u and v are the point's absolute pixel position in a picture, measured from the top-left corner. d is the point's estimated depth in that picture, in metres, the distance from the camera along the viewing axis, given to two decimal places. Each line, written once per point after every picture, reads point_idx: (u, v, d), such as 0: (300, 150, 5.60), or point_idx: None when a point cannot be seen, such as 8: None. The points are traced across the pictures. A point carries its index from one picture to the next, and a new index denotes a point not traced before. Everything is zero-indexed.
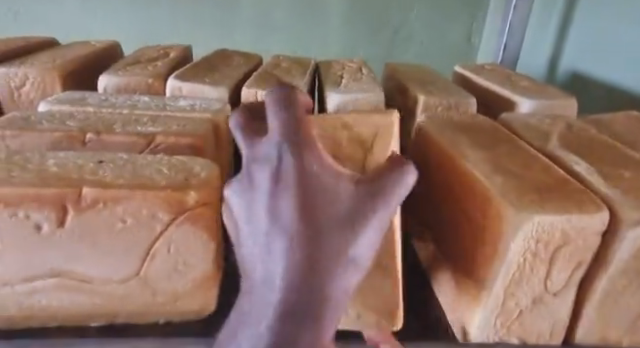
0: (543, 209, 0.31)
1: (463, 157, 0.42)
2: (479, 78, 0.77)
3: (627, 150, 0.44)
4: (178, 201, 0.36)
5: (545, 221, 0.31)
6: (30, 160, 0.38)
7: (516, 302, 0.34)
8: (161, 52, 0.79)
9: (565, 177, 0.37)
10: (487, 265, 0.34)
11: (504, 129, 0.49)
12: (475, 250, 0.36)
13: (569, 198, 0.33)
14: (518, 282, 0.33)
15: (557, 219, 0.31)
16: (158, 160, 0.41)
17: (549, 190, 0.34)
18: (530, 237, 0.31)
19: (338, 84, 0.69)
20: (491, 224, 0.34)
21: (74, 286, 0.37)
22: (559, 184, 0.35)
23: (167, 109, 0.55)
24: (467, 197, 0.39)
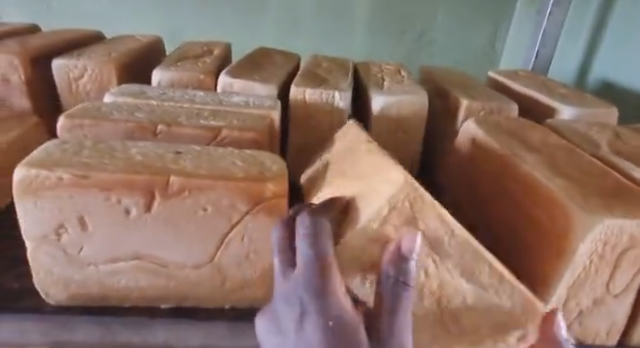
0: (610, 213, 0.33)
1: (520, 160, 0.44)
2: (516, 83, 0.79)
3: None
4: (256, 192, 0.38)
5: (615, 224, 0.32)
6: (114, 148, 0.40)
7: (577, 302, 0.36)
8: (205, 48, 0.81)
9: (624, 182, 0.39)
10: (550, 265, 0.36)
11: (554, 134, 0.51)
12: (536, 249, 0.38)
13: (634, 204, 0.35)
14: (582, 283, 0.35)
15: (626, 222, 0.33)
16: (230, 153, 0.42)
17: (613, 195, 0.36)
18: (599, 239, 0.33)
19: (381, 85, 0.71)
20: (556, 225, 0.36)
21: (151, 269, 0.40)
22: (621, 190, 0.37)
23: (223, 104, 0.57)
24: (525, 198, 0.41)
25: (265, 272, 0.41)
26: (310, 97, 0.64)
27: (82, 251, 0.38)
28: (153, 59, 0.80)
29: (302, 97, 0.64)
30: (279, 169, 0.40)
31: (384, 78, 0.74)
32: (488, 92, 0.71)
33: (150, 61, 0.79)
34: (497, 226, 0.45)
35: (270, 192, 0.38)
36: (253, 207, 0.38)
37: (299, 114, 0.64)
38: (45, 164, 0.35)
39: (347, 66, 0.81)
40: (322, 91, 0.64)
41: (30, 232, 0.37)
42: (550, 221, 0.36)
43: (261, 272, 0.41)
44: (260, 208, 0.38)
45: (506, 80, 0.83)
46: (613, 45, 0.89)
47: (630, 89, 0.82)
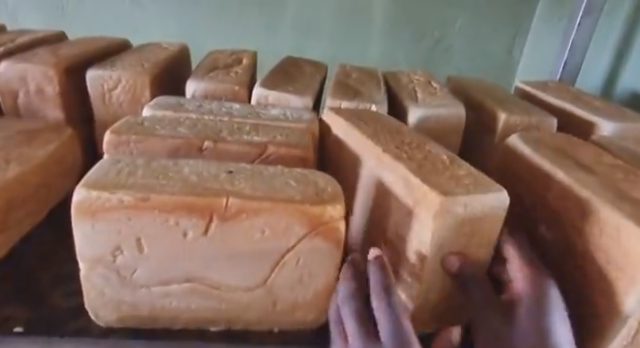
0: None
1: (577, 181, 0.43)
2: (547, 95, 0.78)
3: None
4: (316, 215, 0.37)
5: None
6: (167, 167, 0.39)
7: None
8: (233, 57, 0.80)
9: None
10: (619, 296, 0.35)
11: (604, 153, 0.50)
12: (600, 275, 0.37)
13: None
14: None
15: None
16: (281, 172, 0.42)
17: None
18: None
19: (415, 97, 0.70)
20: (624, 253, 0.35)
21: (203, 291, 0.39)
22: None
23: (262, 118, 0.56)
24: (585, 221, 0.39)
25: (318, 295, 0.40)
26: None
27: (135, 273, 0.37)
28: (180, 68, 0.79)
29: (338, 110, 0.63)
30: (334, 190, 0.40)
31: (416, 90, 0.73)
32: (523, 105, 0.70)
33: (178, 69, 0.78)
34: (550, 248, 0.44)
35: (329, 215, 0.37)
36: (310, 230, 0.37)
37: None
38: (104, 186, 0.34)
39: (377, 77, 0.80)
40: (359, 103, 0.64)
41: (84, 254, 0.36)
42: (617, 248, 0.35)
43: (314, 295, 0.40)
44: (319, 231, 0.37)
45: (535, 91, 0.82)
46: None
47: None
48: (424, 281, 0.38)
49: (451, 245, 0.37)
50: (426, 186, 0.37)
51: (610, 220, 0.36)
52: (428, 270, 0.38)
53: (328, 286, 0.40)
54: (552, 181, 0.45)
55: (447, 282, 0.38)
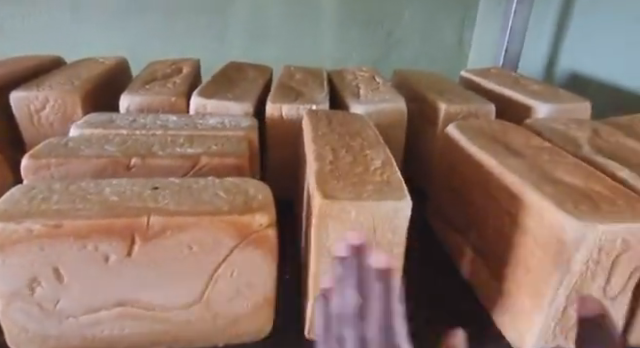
0: (603, 217, 0.33)
1: (507, 166, 0.43)
2: (490, 83, 0.79)
3: None
4: (245, 225, 0.36)
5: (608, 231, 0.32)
6: (87, 189, 0.37)
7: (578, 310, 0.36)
8: (173, 67, 0.78)
9: (612, 184, 0.39)
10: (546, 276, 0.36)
11: (536, 136, 0.51)
12: (530, 257, 0.38)
13: (624, 208, 0.35)
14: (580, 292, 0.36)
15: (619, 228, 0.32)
16: (211, 183, 0.41)
17: (602, 199, 0.36)
18: (595, 246, 0.32)
19: (357, 94, 0.70)
20: (545, 235, 0.35)
21: (137, 314, 0.37)
22: (610, 192, 0.37)
23: (199, 128, 0.55)
24: (515, 205, 0.40)
25: (258, 305, 0.39)
26: (287, 113, 0.62)
27: (58, 305, 0.35)
28: (118, 82, 0.76)
29: (279, 113, 0.62)
30: (265, 197, 0.39)
31: (359, 87, 0.73)
32: (464, 93, 0.71)
33: (116, 84, 0.75)
34: (490, 235, 0.45)
35: (258, 224, 0.36)
36: (239, 240, 0.36)
37: (277, 132, 0.62)
38: (12, 216, 0.32)
39: (321, 77, 0.79)
40: (300, 106, 0.62)
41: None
42: (541, 229, 0.36)
43: (254, 305, 0.39)
44: (250, 241, 0.37)
45: (480, 79, 0.83)
46: (581, 35, 0.90)
47: (603, 80, 0.84)
48: None
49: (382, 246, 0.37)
50: (325, 190, 0.37)
51: (533, 202, 0.37)
52: None
53: (267, 295, 0.39)
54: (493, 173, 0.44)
55: None
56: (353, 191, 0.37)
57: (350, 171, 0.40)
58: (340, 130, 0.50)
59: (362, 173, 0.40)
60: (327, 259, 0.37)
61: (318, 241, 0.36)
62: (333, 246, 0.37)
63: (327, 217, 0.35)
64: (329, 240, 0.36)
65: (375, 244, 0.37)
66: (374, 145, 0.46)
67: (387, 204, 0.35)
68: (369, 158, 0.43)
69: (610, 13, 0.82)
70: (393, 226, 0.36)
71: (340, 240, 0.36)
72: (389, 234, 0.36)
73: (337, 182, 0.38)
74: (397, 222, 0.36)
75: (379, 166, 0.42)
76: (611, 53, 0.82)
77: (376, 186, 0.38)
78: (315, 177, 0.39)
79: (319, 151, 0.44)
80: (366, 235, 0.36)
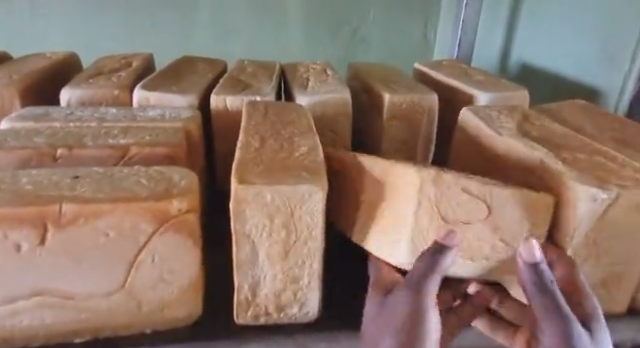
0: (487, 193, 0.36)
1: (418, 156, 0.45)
2: (439, 73, 0.80)
3: (580, 137, 0.48)
4: (162, 210, 0.36)
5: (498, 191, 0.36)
6: (2, 179, 0.37)
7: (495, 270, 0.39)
8: (123, 61, 0.77)
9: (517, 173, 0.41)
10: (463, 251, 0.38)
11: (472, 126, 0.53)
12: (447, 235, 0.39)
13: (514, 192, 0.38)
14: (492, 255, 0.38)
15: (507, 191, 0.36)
16: (136, 172, 0.41)
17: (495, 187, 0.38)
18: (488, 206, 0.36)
19: (305, 86, 0.70)
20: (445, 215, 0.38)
21: (56, 303, 0.37)
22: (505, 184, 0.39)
23: (136, 120, 0.54)
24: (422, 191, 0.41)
25: (183, 290, 0.39)
26: (232, 105, 0.62)
27: None
28: (66, 77, 0.75)
29: (223, 105, 0.62)
30: (188, 183, 0.39)
31: (309, 79, 0.74)
32: (411, 84, 0.73)
33: (63, 79, 0.74)
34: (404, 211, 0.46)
35: (176, 209, 0.37)
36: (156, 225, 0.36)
37: (221, 124, 0.62)
38: None
39: (273, 70, 0.80)
40: (243, 97, 0.62)
41: None
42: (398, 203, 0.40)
43: (179, 291, 0.39)
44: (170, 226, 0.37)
45: (429, 70, 0.84)
46: (529, 27, 0.93)
47: (548, 71, 0.86)
48: (285, 262, 0.39)
49: (300, 228, 0.37)
50: (242, 175, 0.37)
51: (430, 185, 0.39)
52: (286, 251, 0.38)
53: (192, 281, 0.39)
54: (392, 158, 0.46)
55: (307, 261, 0.39)
56: (271, 175, 0.37)
57: (274, 157, 0.41)
58: (275, 120, 0.51)
59: (285, 158, 0.41)
60: (247, 243, 0.38)
61: (237, 225, 0.37)
62: (251, 230, 0.37)
63: (243, 201, 0.36)
64: (248, 223, 0.37)
65: (292, 226, 0.37)
66: (304, 135, 0.47)
67: (300, 186, 0.36)
68: (297, 146, 0.44)
69: (556, 7, 0.84)
70: (308, 209, 0.37)
71: (259, 223, 0.37)
72: (306, 217, 0.37)
73: (256, 167, 0.39)
74: (311, 205, 0.37)
75: (303, 152, 0.42)
76: (556, 45, 0.84)
77: (295, 171, 0.38)
78: (236, 163, 0.40)
79: (246, 141, 0.45)
80: (283, 217, 0.37)
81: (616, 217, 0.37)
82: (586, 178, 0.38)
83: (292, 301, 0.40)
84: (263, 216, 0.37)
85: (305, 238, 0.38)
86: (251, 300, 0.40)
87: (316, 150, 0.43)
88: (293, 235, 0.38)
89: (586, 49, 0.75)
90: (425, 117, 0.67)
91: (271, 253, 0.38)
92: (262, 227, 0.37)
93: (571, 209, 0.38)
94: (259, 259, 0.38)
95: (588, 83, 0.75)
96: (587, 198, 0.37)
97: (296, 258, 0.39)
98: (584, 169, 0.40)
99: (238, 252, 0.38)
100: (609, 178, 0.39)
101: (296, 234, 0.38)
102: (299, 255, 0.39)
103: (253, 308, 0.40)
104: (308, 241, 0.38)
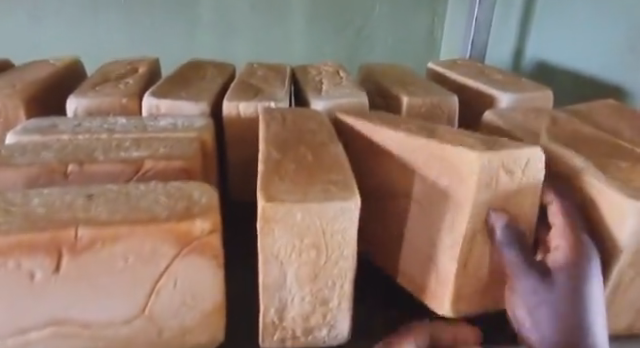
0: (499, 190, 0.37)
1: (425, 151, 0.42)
2: (454, 73, 0.78)
3: (618, 142, 0.45)
4: (185, 233, 0.34)
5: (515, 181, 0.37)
6: (12, 201, 0.35)
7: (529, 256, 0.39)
8: (128, 67, 0.74)
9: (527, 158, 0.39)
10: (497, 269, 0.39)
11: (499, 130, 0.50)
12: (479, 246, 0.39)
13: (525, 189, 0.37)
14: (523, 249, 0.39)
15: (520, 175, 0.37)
16: (153, 189, 0.38)
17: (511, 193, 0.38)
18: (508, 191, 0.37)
19: (319, 89, 0.67)
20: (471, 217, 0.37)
21: (73, 333, 0.35)
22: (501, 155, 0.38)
23: (148, 131, 0.52)
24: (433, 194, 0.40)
25: (206, 315, 0.37)
26: (245, 111, 0.59)
27: None
28: (70, 85, 0.73)
29: (236, 112, 0.59)
30: (209, 201, 0.37)
31: (322, 82, 0.71)
32: (427, 86, 0.70)
33: (67, 86, 0.72)
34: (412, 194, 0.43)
35: (200, 230, 0.34)
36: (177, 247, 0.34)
37: (235, 132, 0.60)
38: None
39: (284, 73, 0.77)
40: (257, 103, 0.60)
41: None
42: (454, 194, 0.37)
43: (202, 316, 0.37)
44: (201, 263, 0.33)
45: (444, 70, 0.81)
46: (544, 23, 0.91)
47: (568, 69, 0.83)
48: (314, 283, 0.36)
49: (330, 248, 0.35)
50: (267, 192, 0.34)
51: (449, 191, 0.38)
52: (316, 273, 0.36)
53: (216, 305, 0.37)
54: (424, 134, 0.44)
55: (338, 282, 0.36)
56: (299, 192, 0.35)
57: (299, 170, 0.39)
58: (294, 128, 0.49)
59: (311, 171, 0.39)
60: (274, 265, 0.35)
61: (264, 246, 0.34)
62: (278, 251, 0.35)
63: (272, 221, 0.33)
64: (276, 245, 0.34)
65: (323, 245, 0.35)
66: (327, 145, 0.45)
67: (331, 202, 0.33)
68: (321, 157, 0.41)
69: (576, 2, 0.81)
70: (340, 228, 0.34)
71: (287, 243, 0.34)
72: (338, 235, 0.35)
73: (282, 182, 0.36)
74: (344, 223, 0.34)
75: (328, 164, 0.40)
76: (577, 42, 0.81)
77: (324, 186, 0.36)
78: (259, 177, 0.37)
79: (266, 152, 0.42)
80: (312, 236, 0.34)
81: None
82: (635, 189, 0.36)
83: (321, 323, 0.38)
84: (292, 236, 0.34)
85: (335, 259, 0.35)
86: (278, 323, 0.37)
87: (341, 163, 0.41)
88: (324, 255, 0.35)
89: (608, 47, 0.73)
90: (445, 120, 0.64)
91: (300, 275, 0.36)
92: (289, 249, 0.34)
93: (617, 223, 0.35)
94: (287, 281, 0.36)
95: (610, 83, 0.73)
96: (635, 215, 0.34)
97: (326, 279, 0.36)
98: (630, 178, 0.38)
99: (265, 274, 0.35)
100: None
101: (327, 254, 0.35)
102: (329, 276, 0.36)
103: (281, 331, 0.38)
104: (339, 260, 0.36)
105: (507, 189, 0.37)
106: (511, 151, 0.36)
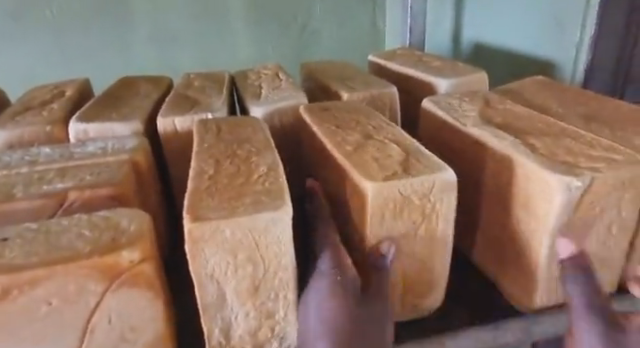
0: (383, 212, 0.36)
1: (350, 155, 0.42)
2: (393, 63, 0.78)
3: (550, 119, 0.46)
4: (111, 266, 0.31)
5: (406, 199, 0.36)
6: None
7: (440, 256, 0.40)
8: (55, 91, 0.70)
9: (434, 162, 0.39)
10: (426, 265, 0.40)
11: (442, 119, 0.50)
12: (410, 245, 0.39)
13: (415, 204, 0.37)
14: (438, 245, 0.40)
15: (411, 197, 0.36)
16: (76, 222, 0.36)
17: (403, 208, 0.37)
18: (395, 204, 0.36)
19: (259, 94, 0.66)
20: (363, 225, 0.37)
21: None
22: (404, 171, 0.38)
23: (74, 158, 0.49)
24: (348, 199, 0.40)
25: None
26: (182, 126, 0.57)
27: None
28: None
29: (172, 127, 0.57)
30: (139, 227, 0.35)
31: (262, 86, 0.70)
32: (368, 80, 0.70)
33: None
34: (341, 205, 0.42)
35: (127, 262, 0.32)
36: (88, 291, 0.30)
37: (172, 147, 0.57)
38: None
39: (222, 81, 0.75)
40: (194, 116, 0.57)
41: None
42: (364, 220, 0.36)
43: None
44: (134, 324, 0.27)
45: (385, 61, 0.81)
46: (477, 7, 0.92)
47: (502, 49, 0.86)
48: (256, 298, 0.35)
49: (265, 260, 0.34)
50: (196, 212, 0.33)
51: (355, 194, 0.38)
52: (256, 286, 0.34)
53: (159, 334, 0.35)
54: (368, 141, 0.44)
55: (282, 293, 0.35)
56: (228, 207, 0.33)
57: (231, 183, 0.37)
58: (229, 139, 0.47)
59: (244, 183, 0.37)
60: (211, 284, 0.34)
61: (197, 267, 0.33)
62: (214, 270, 0.33)
63: (201, 241, 0.32)
64: (209, 264, 0.33)
65: (259, 258, 0.33)
66: (263, 153, 0.43)
67: (260, 215, 0.32)
68: (258, 168, 0.40)
69: None
70: (274, 238, 0.33)
71: (221, 261, 0.33)
72: (273, 246, 0.33)
73: (211, 200, 0.34)
74: (278, 232, 0.33)
75: (263, 173, 0.39)
76: (508, 21, 0.83)
77: (255, 198, 0.34)
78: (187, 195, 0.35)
79: (198, 168, 0.40)
80: (245, 250, 0.33)
81: (597, 199, 0.36)
82: (561, 163, 0.37)
83: (271, 337, 0.37)
84: (226, 252, 0.33)
85: (274, 270, 0.34)
86: (226, 344, 0.36)
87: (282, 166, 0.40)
88: (262, 269, 0.34)
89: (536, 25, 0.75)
90: (387, 112, 0.64)
91: (241, 291, 0.34)
92: (223, 267, 0.33)
93: (547, 197, 0.36)
94: (227, 299, 0.34)
95: (541, 59, 0.76)
96: (564, 191, 0.35)
97: (269, 291, 0.35)
98: (556, 153, 0.39)
99: (203, 295, 0.34)
100: (584, 160, 0.37)
101: (265, 266, 0.34)
102: (271, 288, 0.35)
103: None
104: (278, 271, 0.34)
105: (403, 201, 0.36)
106: (402, 182, 0.35)
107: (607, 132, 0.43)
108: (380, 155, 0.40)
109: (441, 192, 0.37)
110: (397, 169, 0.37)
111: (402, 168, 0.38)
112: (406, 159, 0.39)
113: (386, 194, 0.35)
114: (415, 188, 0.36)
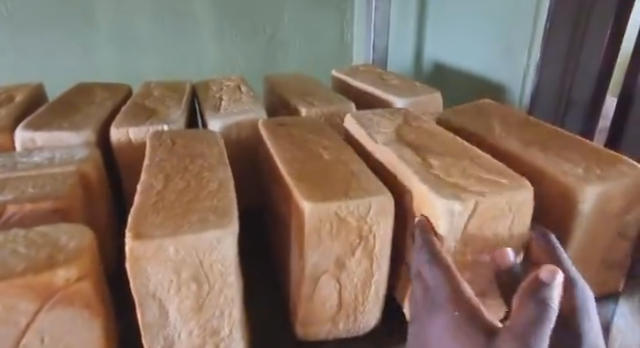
0: (320, 233, 0.36)
1: (296, 169, 0.42)
2: (354, 80, 0.79)
3: (464, 143, 0.49)
4: (45, 284, 0.30)
5: (344, 219, 0.36)
6: None
7: (382, 279, 0.41)
8: (3, 95, 0.67)
9: (372, 183, 0.39)
10: (374, 286, 0.41)
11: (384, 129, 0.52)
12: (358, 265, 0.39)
13: (350, 228, 0.37)
14: (381, 267, 0.40)
15: (349, 218, 0.37)
16: (11, 237, 0.34)
17: (339, 230, 0.37)
18: (335, 222, 0.36)
19: (218, 106, 0.66)
20: (302, 242, 0.37)
21: None
22: (346, 187, 0.38)
23: (17, 168, 0.47)
24: (290, 213, 0.40)
25: None
26: (136, 137, 0.56)
27: None
28: None
29: (126, 138, 0.56)
30: (78, 243, 0.34)
31: (222, 98, 0.70)
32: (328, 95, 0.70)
33: None
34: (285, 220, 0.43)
35: (63, 280, 0.31)
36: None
37: (124, 158, 0.56)
38: None
39: (183, 91, 0.74)
40: (149, 127, 0.57)
41: None
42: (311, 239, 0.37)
43: None
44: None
45: (345, 75, 0.83)
46: (438, 28, 0.95)
47: (459, 70, 0.89)
48: (200, 315, 0.35)
49: (210, 277, 0.33)
50: (138, 229, 0.32)
51: (295, 210, 0.38)
52: (200, 304, 0.34)
53: None
54: (316, 159, 0.45)
55: (226, 310, 0.35)
56: (172, 225, 0.33)
57: (178, 199, 0.37)
58: (181, 153, 0.47)
59: (191, 199, 0.37)
60: (153, 303, 0.33)
61: (137, 285, 0.32)
62: (157, 288, 0.33)
63: (145, 259, 0.31)
64: (150, 283, 0.32)
65: (205, 275, 0.33)
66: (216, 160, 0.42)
67: (202, 233, 0.32)
68: (207, 184, 0.40)
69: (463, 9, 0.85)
70: (219, 256, 0.33)
71: (164, 279, 0.32)
72: (218, 264, 0.33)
73: (156, 216, 0.34)
74: (223, 251, 0.33)
75: (214, 189, 0.39)
76: (466, 44, 0.86)
77: (201, 216, 0.34)
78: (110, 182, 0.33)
79: (146, 183, 0.40)
80: (188, 268, 0.33)
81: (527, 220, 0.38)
82: (489, 183, 0.39)
83: None
84: (170, 270, 0.32)
85: (219, 287, 0.34)
86: None
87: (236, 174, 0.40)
88: (206, 287, 0.34)
89: (490, 51, 0.78)
90: None
91: (183, 310, 0.34)
92: (165, 284, 0.33)
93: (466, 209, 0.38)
94: (169, 318, 0.34)
95: (493, 82, 0.79)
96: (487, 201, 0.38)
97: (213, 309, 0.35)
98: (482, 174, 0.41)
99: (144, 314, 0.33)
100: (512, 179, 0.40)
101: (209, 284, 0.34)
102: (215, 305, 0.35)
103: None
104: (224, 288, 0.34)
105: (344, 222, 0.37)
106: (344, 202, 0.36)
107: (543, 156, 0.45)
108: (324, 175, 0.41)
109: (379, 216, 0.38)
110: (336, 191, 0.38)
111: (343, 190, 0.38)
112: (349, 179, 0.40)
113: (323, 215, 0.36)
114: (352, 211, 0.36)
